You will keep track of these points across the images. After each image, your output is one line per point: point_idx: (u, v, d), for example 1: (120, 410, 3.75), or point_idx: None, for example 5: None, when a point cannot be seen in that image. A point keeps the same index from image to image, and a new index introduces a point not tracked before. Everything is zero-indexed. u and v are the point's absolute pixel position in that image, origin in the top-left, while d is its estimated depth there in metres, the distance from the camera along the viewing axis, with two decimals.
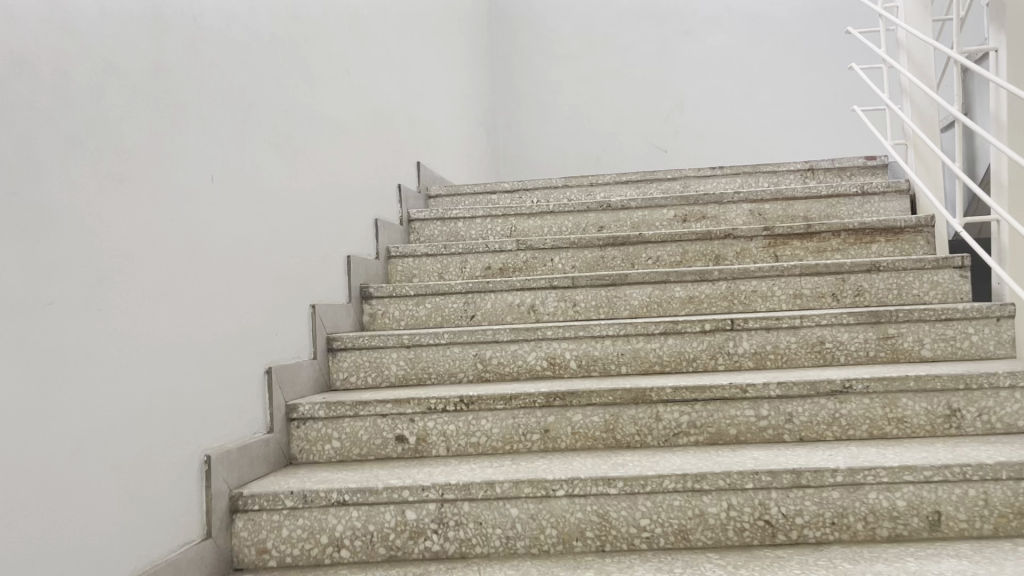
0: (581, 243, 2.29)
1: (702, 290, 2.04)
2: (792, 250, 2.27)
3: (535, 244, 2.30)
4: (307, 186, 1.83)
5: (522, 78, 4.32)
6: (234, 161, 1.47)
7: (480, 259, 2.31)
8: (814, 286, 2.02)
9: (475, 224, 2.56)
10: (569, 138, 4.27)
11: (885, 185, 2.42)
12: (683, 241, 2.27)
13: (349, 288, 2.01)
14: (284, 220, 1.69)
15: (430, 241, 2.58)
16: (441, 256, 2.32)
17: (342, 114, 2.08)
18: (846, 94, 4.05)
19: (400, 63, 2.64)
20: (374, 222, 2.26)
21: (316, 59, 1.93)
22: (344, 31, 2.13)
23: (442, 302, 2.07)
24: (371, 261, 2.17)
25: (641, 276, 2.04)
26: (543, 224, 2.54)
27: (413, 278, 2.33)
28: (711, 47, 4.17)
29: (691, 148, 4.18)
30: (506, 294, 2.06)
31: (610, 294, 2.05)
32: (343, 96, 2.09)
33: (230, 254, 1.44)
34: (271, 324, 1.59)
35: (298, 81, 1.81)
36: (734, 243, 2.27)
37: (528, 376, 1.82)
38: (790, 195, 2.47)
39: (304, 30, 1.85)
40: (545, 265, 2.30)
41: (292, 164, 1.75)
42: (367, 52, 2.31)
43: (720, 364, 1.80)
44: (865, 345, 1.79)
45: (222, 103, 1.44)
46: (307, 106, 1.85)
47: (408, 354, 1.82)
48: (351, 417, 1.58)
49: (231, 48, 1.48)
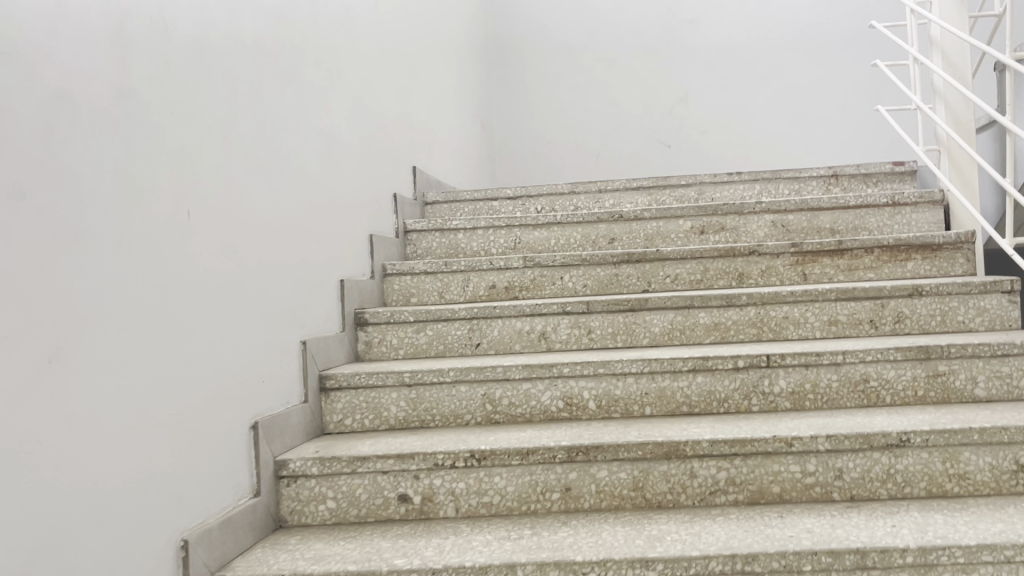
0: (593, 260, 2.11)
1: (728, 316, 1.87)
2: (821, 269, 2.09)
3: (543, 261, 2.12)
4: (298, 206, 1.64)
5: (520, 70, 4.12)
6: (215, 188, 1.29)
7: (483, 277, 2.13)
8: (850, 313, 1.86)
9: (476, 236, 2.37)
10: (568, 132, 4.08)
11: (917, 196, 2.26)
12: (703, 258, 2.10)
13: (343, 315, 1.83)
14: (273, 247, 1.51)
15: (428, 255, 2.39)
16: (441, 274, 2.14)
17: (334, 122, 1.89)
18: (857, 88, 3.87)
19: (395, 60, 2.45)
20: (369, 238, 2.08)
21: (307, 62, 1.73)
22: (336, 29, 1.94)
23: (444, 329, 1.89)
24: (365, 282, 1.99)
25: (662, 300, 1.87)
26: (550, 236, 2.36)
27: (411, 299, 2.14)
28: (716, 37, 3.98)
29: (696, 144, 4.00)
30: (514, 320, 1.89)
31: (628, 320, 1.88)
32: (335, 101, 1.90)
33: (210, 295, 1.26)
34: (259, 369, 1.41)
35: (287, 89, 1.62)
36: (759, 260, 2.10)
37: (542, 418, 1.64)
38: (815, 207, 2.31)
39: (292, 32, 1.66)
40: (554, 284, 2.13)
41: (282, 184, 1.57)
42: (359, 50, 2.11)
43: (754, 405, 1.64)
44: (913, 384, 1.63)
45: (201, 123, 1.25)
46: (297, 116, 1.66)
47: (408, 395, 1.65)
48: (348, 475, 1.41)
49: (210, 59, 1.29)
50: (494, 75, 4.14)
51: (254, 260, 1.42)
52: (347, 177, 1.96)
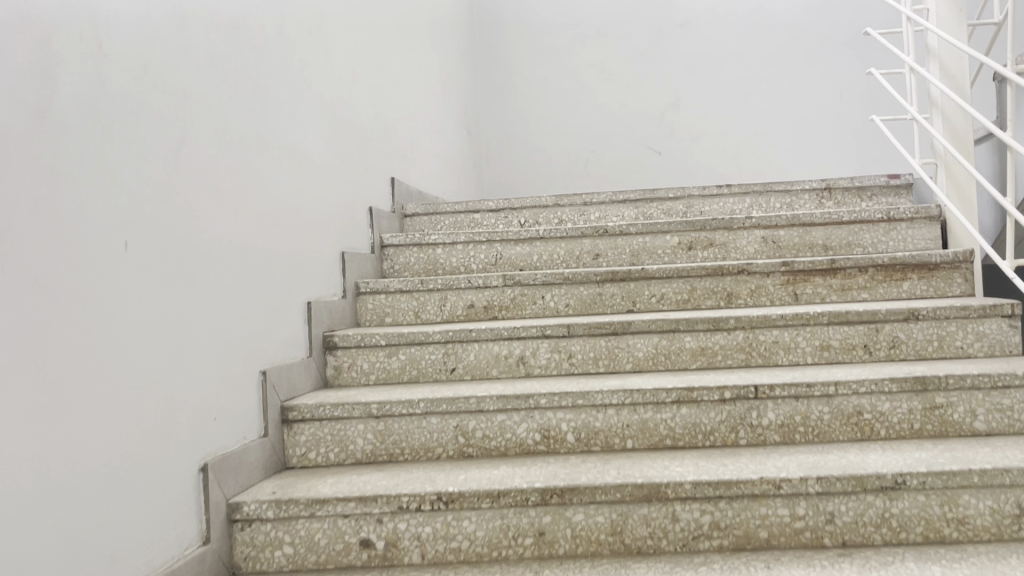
0: (576, 279, 2.02)
1: (715, 340, 1.78)
2: (813, 288, 2.01)
3: (523, 280, 2.03)
4: (260, 227, 1.55)
5: (508, 75, 4.03)
6: (159, 215, 1.20)
7: (461, 296, 2.04)
8: (843, 337, 1.77)
9: (456, 252, 2.28)
10: (557, 138, 3.99)
11: (912, 211, 2.18)
12: (690, 277, 2.01)
13: (310, 340, 1.73)
14: (229, 273, 1.42)
15: (406, 270, 2.30)
16: (417, 293, 2.05)
17: (303, 135, 1.80)
18: (852, 95, 3.79)
19: (372, 67, 2.35)
20: (341, 255, 1.99)
21: (272, 74, 1.64)
22: (307, 37, 1.85)
23: (418, 353, 1.80)
24: (336, 302, 1.90)
25: (646, 323, 1.79)
26: (532, 251, 2.27)
27: (386, 319, 2.05)
28: (708, 41, 3.90)
29: (687, 151, 3.91)
30: (491, 344, 1.80)
31: (611, 344, 1.79)
32: (303, 112, 1.80)
33: (150, 331, 1.17)
34: (210, 405, 1.32)
35: (249, 103, 1.53)
36: (749, 279, 2.01)
37: (517, 452, 1.55)
38: (807, 222, 2.22)
39: (255, 42, 1.57)
40: (535, 304, 2.04)
41: (242, 205, 1.48)
42: (333, 58, 2.02)
43: (742, 438, 1.55)
44: (909, 417, 1.54)
45: (141, 145, 1.16)
46: (259, 131, 1.57)
47: (376, 427, 1.56)
48: (306, 518, 1.32)
49: (155, 76, 1.20)
50: (481, 79, 4.05)
51: (206, 288, 1.33)
52: (317, 192, 1.86)
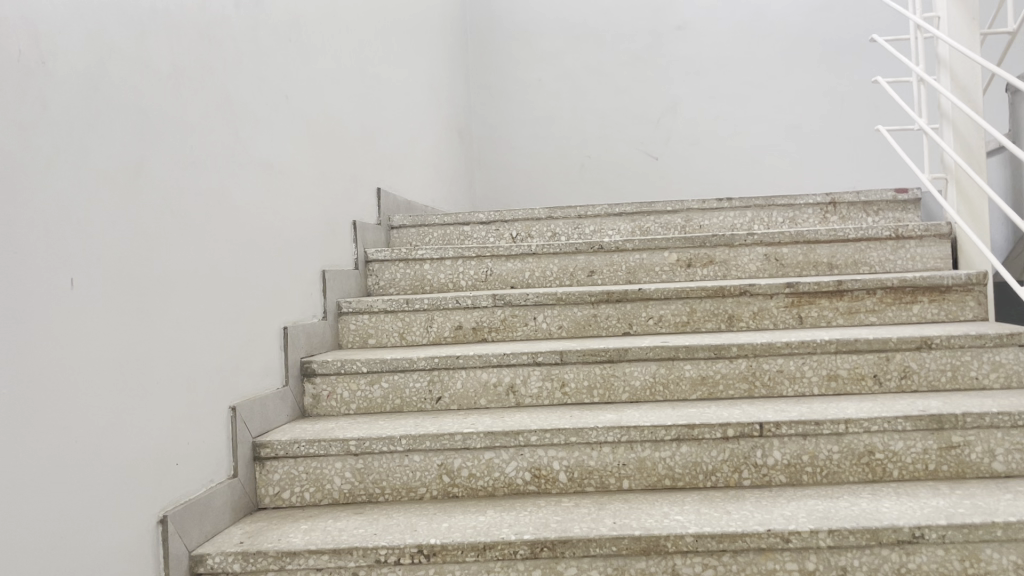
0: (570, 299, 1.92)
1: (717, 369, 1.68)
2: (818, 311, 1.91)
3: (514, 300, 1.92)
4: (230, 252, 1.45)
5: (501, 77, 3.92)
6: (112, 249, 1.09)
7: (448, 317, 1.93)
8: (851, 367, 1.68)
9: (444, 267, 2.18)
10: (551, 142, 3.89)
11: (922, 229, 2.09)
12: (690, 298, 1.91)
13: (287, 367, 1.63)
14: (194, 306, 1.31)
15: (391, 287, 2.19)
16: (402, 313, 1.94)
17: (280, 150, 1.69)
18: (853, 100, 3.69)
19: (357, 74, 2.25)
20: (322, 275, 1.88)
21: (244, 87, 1.53)
22: (284, 45, 1.74)
23: (401, 381, 1.70)
24: (316, 325, 1.80)
25: (643, 350, 1.68)
26: (524, 267, 2.17)
27: (369, 340, 1.94)
28: (707, 43, 3.80)
29: (685, 156, 3.82)
30: (479, 371, 1.70)
31: (606, 373, 1.69)
32: (280, 125, 1.70)
33: (101, 378, 1.06)
34: (170, 451, 1.22)
35: (218, 118, 1.42)
36: (752, 301, 1.91)
37: (506, 493, 1.45)
38: (811, 239, 2.13)
39: (225, 53, 1.46)
40: (526, 325, 1.93)
41: (209, 231, 1.37)
42: (313, 65, 1.91)
43: (745, 479, 1.45)
44: (924, 457, 1.45)
45: (90, 173, 1.05)
46: (229, 149, 1.46)
47: (355, 465, 1.46)
48: (276, 572, 1.21)
49: (107, 97, 1.10)
50: (473, 81, 3.94)
51: (166, 325, 1.23)
52: (295, 210, 1.76)
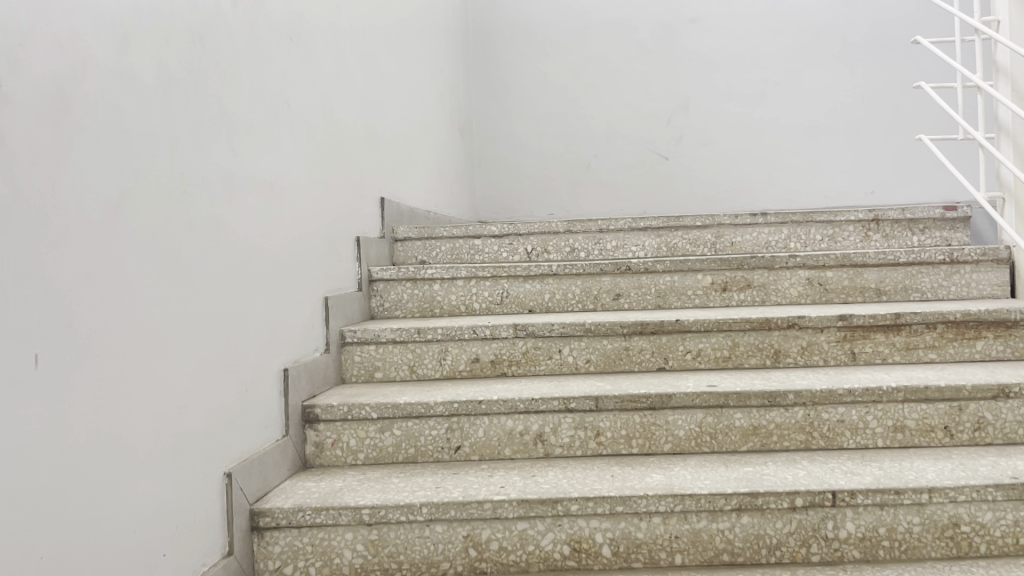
0: (599, 331, 1.73)
1: (770, 418, 1.50)
2: (873, 346, 1.73)
3: (537, 330, 1.73)
4: (225, 291, 1.25)
5: (504, 70, 3.71)
6: (82, 306, 0.90)
7: (464, 349, 1.74)
8: (920, 417, 1.50)
9: (455, 288, 1.98)
10: (555, 139, 3.69)
11: (978, 253, 1.93)
12: (732, 331, 1.73)
13: (287, 415, 1.43)
14: (182, 360, 1.12)
15: (397, 309, 1.99)
16: (413, 343, 1.74)
17: (280, 165, 1.48)
18: (874, 99, 3.52)
19: (360, 73, 2.03)
20: (325, 301, 1.68)
21: (242, 98, 1.33)
22: (285, 44, 1.53)
23: (416, 427, 1.50)
24: (319, 360, 1.60)
25: (688, 397, 1.50)
26: (544, 289, 1.98)
27: (376, 374, 1.75)
28: (721, 37, 3.60)
29: (696, 156, 3.65)
30: (503, 418, 1.51)
31: (646, 421, 1.51)
32: (281, 136, 1.49)
33: (69, 465, 0.87)
34: (154, 539, 1.02)
35: (213, 135, 1.22)
36: (800, 335, 1.73)
37: (541, 569, 1.27)
38: (859, 262, 1.95)
39: (221, 59, 1.26)
40: (550, 359, 1.75)
41: (201, 269, 1.18)
42: (316, 64, 1.70)
43: (814, 553, 1.28)
44: (1016, 532, 1.27)
45: (54, 217, 0.85)
46: (225, 170, 1.26)
47: (368, 536, 1.26)
48: None
49: (78, 121, 0.89)
50: (474, 74, 3.73)
51: (149, 389, 1.03)
52: (296, 232, 1.56)
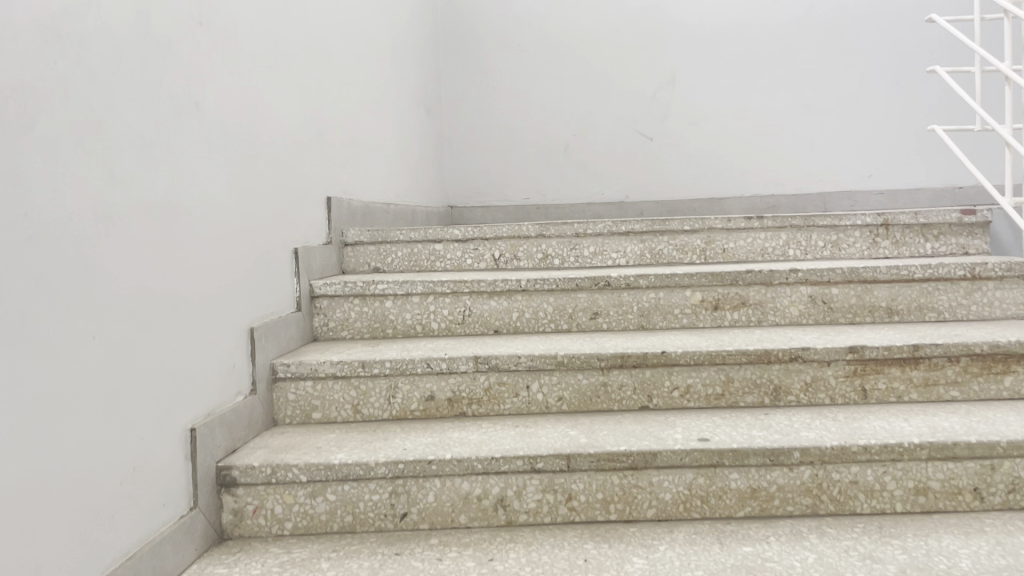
0: (573, 364, 1.50)
1: (772, 479, 1.28)
2: (886, 383, 1.51)
3: (502, 364, 1.50)
4: (101, 352, 1.00)
5: (475, 41, 3.41)
6: None
7: (417, 385, 1.50)
8: (946, 479, 1.28)
9: (410, 306, 1.74)
10: (532, 117, 3.42)
11: (1004, 268, 1.70)
12: (726, 364, 1.50)
13: (195, 483, 1.19)
14: (33, 455, 0.87)
15: (344, 329, 1.74)
16: (356, 379, 1.50)
17: (185, 180, 1.22)
18: (874, 76, 3.28)
19: (300, 56, 1.76)
20: (251, 332, 1.43)
21: (128, 104, 1.06)
22: (192, 30, 1.25)
23: (354, 492, 1.27)
24: (242, 407, 1.36)
25: (675, 455, 1.27)
26: (511, 306, 1.74)
27: (313, 414, 1.50)
28: (711, 7, 3.33)
29: (682, 137, 3.40)
30: (457, 480, 1.27)
31: (627, 484, 1.28)
32: (188, 145, 1.23)
33: None
34: None
35: (79, 159, 0.96)
36: (804, 369, 1.51)
37: None
38: (868, 278, 1.72)
39: (93, 58, 0.99)
40: (517, 397, 1.51)
41: (62, 331, 0.92)
42: (239, 50, 1.43)
43: None
44: None
45: None
46: (99, 200, 1.00)
47: None
48: None
49: None
50: (443, 45, 3.42)
51: None
52: (211, 259, 1.30)
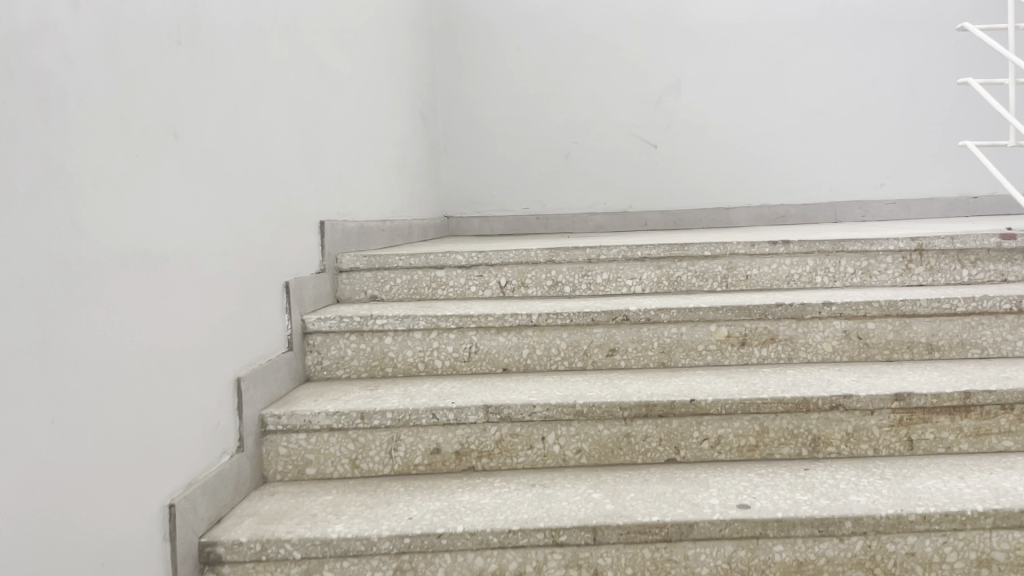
0: (594, 413, 1.37)
1: (821, 551, 1.15)
2: (933, 433, 1.38)
3: (515, 413, 1.36)
4: (64, 436, 0.86)
5: (472, 44, 3.25)
6: None
7: (422, 438, 1.36)
8: (1012, 550, 1.15)
9: (411, 342, 1.60)
10: (531, 123, 3.28)
11: None
12: (760, 413, 1.37)
13: (175, 566, 1.05)
14: None
15: (339, 367, 1.60)
16: (354, 431, 1.36)
17: (162, 223, 1.08)
18: (886, 82, 3.16)
19: (289, 71, 1.61)
20: (238, 383, 1.29)
21: (93, 140, 0.92)
22: (168, 50, 1.11)
23: (354, 568, 1.13)
24: (227, 469, 1.22)
25: (714, 525, 1.14)
26: (521, 342, 1.60)
27: (307, 469, 1.36)
28: (720, 9, 3.19)
29: (687, 144, 3.26)
30: (468, 555, 1.13)
31: (659, 557, 1.15)
32: (164, 181, 1.08)
33: None
34: None
35: (34, 212, 0.81)
36: (845, 418, 1.38)
37: None
38: (908, 312, 1.59)
39: (52, 91, 0.84)
40: (531, 449, 1.37)
41: (15, 419, 0.78)
42: (222, 69, 1.28)
43: None
44: None
45: None
46: (58, 258, 0.86)
47: None
48: None
49: None
50: (439, 48, 3.26)
51: None
52: (190, 307, 1.16)
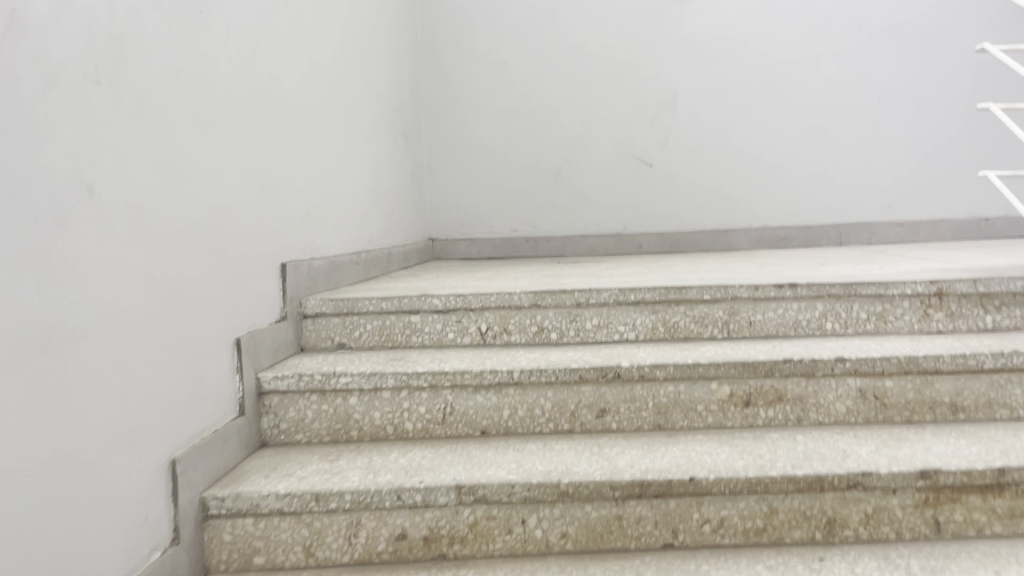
0: (580, 493, 1.21)
1: None
2: (962, 515, 1.22)
3: (490, 494, 1.20)
4: None
5: (458, 58, 3.09)
6: None
7: (386, 521, 1.20)
8: None
9: (378, 402, 1.44)
10: (519, 140, 3.12)
11: None
12: (769, 494, 1.22)
13: None
14: None
15: (298, 430, 1.44)
16: (308, 514, 1.20)
17: (68, 301, 0.91)
18: (894, 98, 3.02)
19: (242, 101, 1.45)
20: (172, 467, 1.12)
21: None
22: (82, 95, 0.95)
23: None
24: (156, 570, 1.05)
25: None
26: (500, 402, 1.44)
27: (254, 559, 1.20)
28: (719, 22, 3.03)
29: (684, 164, 3.11)
30: None
31: None
32: (76, 249, 0.93)
33: None
34: None
35: None
36: (863, 497, 1.22)
37: None
38: (929, 369, 1.43)
39: None
40: (509, 535, 1.21)
41: None
42: (157, 109, 1.13)
43: None
44: None
45: None
46: None
47: None
48: None
49: None
50: (422, 64, 3.10)
51: None
52: (113, 389, 1.00)
